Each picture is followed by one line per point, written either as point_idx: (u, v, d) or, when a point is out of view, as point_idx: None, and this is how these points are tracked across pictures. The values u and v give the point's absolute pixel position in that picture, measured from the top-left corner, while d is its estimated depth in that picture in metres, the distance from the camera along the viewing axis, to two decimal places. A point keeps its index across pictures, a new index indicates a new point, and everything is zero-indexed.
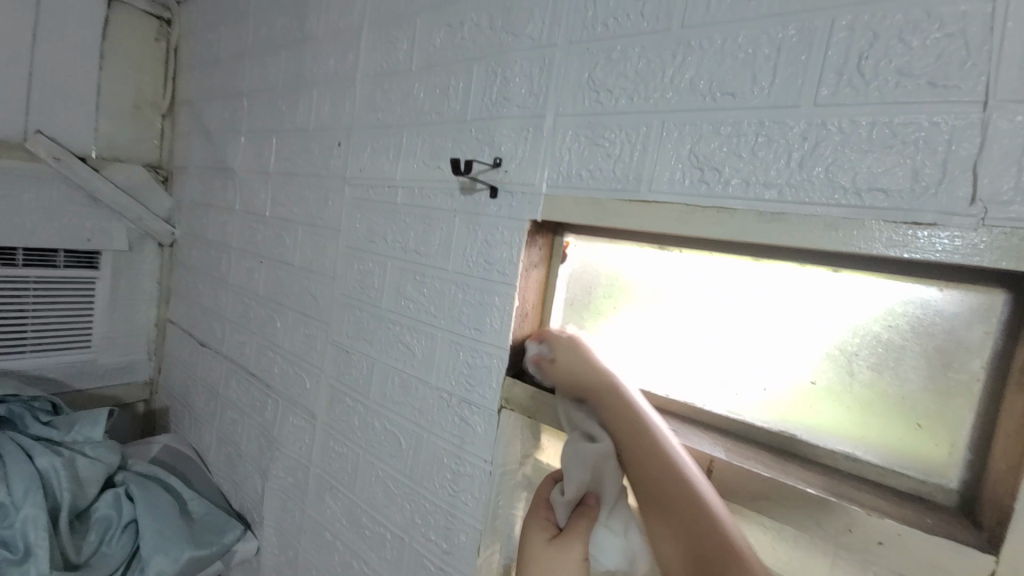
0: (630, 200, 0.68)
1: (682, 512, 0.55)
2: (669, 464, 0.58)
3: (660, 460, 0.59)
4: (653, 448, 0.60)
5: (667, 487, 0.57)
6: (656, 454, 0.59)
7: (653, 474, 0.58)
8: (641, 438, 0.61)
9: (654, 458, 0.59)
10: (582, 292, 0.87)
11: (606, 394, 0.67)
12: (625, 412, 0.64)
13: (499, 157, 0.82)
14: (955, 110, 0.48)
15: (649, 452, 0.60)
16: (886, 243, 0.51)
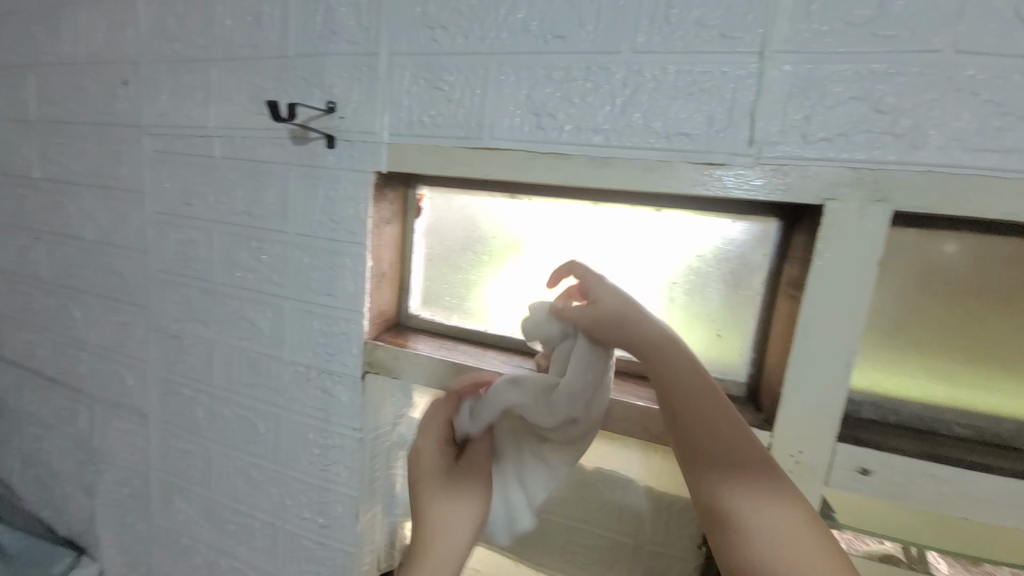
0: (474, 147, 0.67)
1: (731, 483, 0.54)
2: (733, 423, 0.56)
3: (698, 419, 0.57)
4: (713, 409, 0.57)
5: (716, 445, 0.55)
6: (708, 414, 0.57)
7: (716, 434, 0.56)
8: (682, 392, 0.58)
9: (713, 418, 0.56)
10: (441, 247, 0.86)
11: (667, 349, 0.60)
12: (661, 369, 0.59)
13: (331, 100, 0.73)
14: (738, 61, 0.54)
15: (716, 408, 0.57)
16: (691, 182, 0.58)
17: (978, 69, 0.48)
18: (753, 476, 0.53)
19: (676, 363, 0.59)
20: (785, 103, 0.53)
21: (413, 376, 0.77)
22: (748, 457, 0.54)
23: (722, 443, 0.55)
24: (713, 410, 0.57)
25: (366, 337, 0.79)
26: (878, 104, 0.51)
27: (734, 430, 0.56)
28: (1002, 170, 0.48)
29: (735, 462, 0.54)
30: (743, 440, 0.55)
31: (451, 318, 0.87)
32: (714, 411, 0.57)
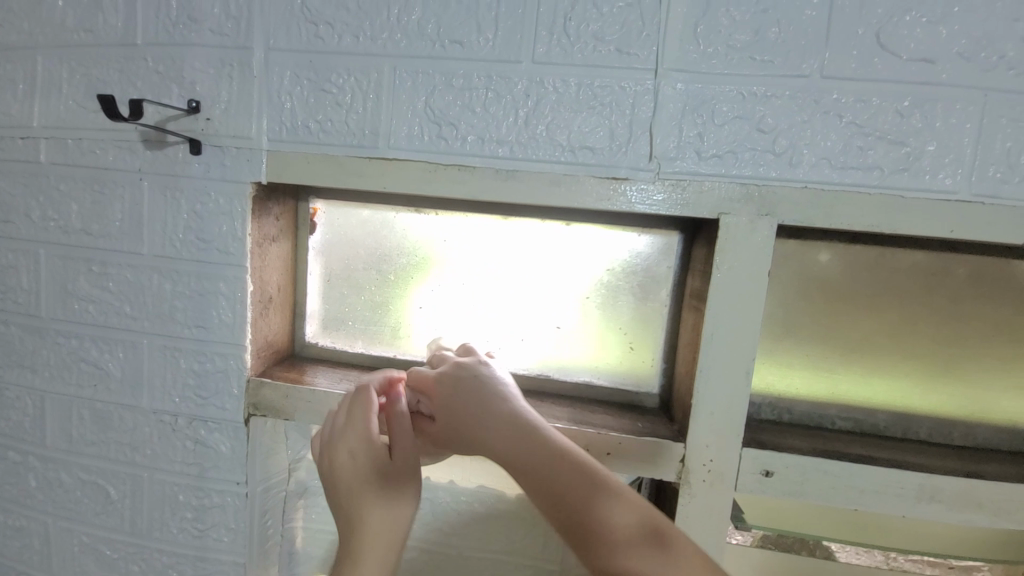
0: (369, 156, 0.60)
1: (566, 514, 0.43)
2: (533, 453, 0.46)
3: (514, 466, 0.46)
4: (521, 452, 0.46)
5: (537, 490, 0.44)
6: (516, 459, 0.46)
7: (529, 481, 0.45)
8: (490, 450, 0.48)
9: (518, 464, 0.46)
10: (340, 267, 0.77)
11: (467, 403, 0.51)
12: (472, 429, 0.50)
13: (195, 99, 0.62)
14: (636, 77, 0.54)
15: (517, 450, 0.47)
16: (597, 196, 0.57)
17: (840, 94, 0.52)
18: (578, 497, 0.43)
19: (483, 417, 0.50)
20: (681, 119, 0.54)
21: (308, 415, 0.68)
22: (565, 484, 0.44)
23: (540, 484, 0.44)
24: (520, 442, 0.47)
25: (250, 374, 0.68)
26: (762, 123, 0.53)
27: (536, 458, 0.46)
28: (862, 186, 0.53)
29: (558, 496, 0.43)
30: (551, 460, 0.45)
31: (355, 344, 0.79)
32: (521, 450, 0.46)
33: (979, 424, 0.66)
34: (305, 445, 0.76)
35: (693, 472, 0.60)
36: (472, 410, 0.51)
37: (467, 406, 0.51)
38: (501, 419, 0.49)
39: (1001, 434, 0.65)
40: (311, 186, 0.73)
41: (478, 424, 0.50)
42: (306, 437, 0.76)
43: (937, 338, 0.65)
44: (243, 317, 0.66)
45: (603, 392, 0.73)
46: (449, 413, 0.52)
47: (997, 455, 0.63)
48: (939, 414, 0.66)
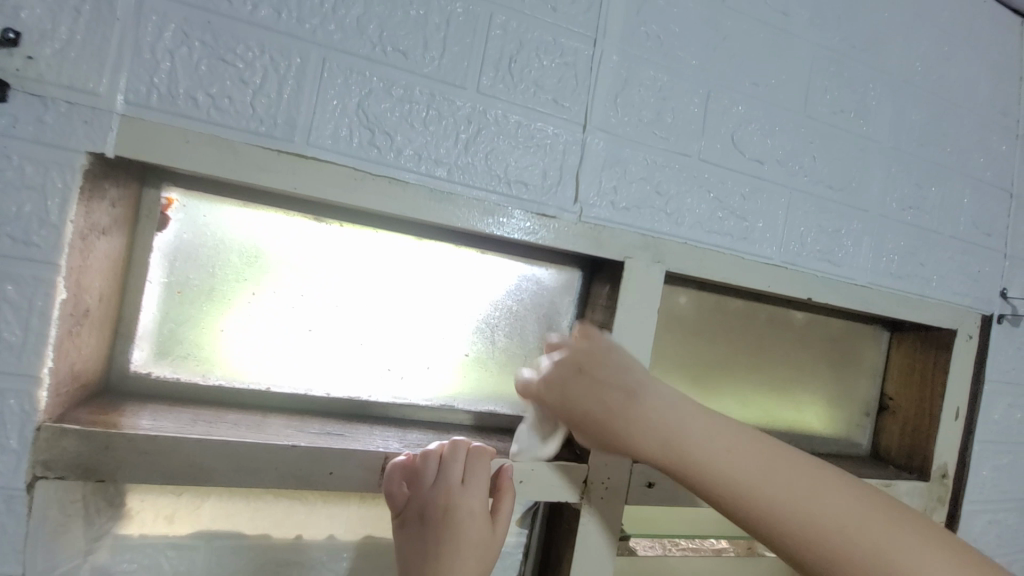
0: (277, 150, 0.51)
1: (817, 528, 0.45)
2: (764, 460, 0.48)
3: (743, 488, 0.47)
4: (736, 477, 0.47)
5: (775, 510, 0.46)
6: (742, 481, 0.47)
7: (767, 501, 0.46)
8: (700, 470, 0.48)
9: (749, 485, 0.47)
10: (198, 275, 0.61)
11: (664, 420, 0.50)
12: (672, 453, 0.49)
13: (17, 28, 0.44)
14: (567, 127, 0.60)
15: (739, 473, 0.47)
16: (527, 229, 0.59)
17: (709, 175, 0.67)
18: (785, 491, 0.46)
19: (687, 437, 0.49)
20: (601, 172, 0.62)
21: (135, 474, 0.49)
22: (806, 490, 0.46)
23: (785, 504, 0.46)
24: (741, 462, 0.48)
25: (42, 421, 0.47)
26: (658, 187, 0.65)
27: (779, 470, 0.48)
28: (720, 247, 0.68)
29: (802, 512, 0.45)
30: (788, 461, 0.48)
31: (209, 375, 0.62)
32: (741, 470, 0.48)
33: (771, 431, 0.88)
34: (112, 513, 0.56)
35: (593, 491, 0.65)
36: (658, 436, 0.50)
37: (680, 415, 0.50)
38: (692, 423, 0.50)
39: (783, 438, 0.89)
40: (166, 170, 0.57)
41: (675, 448, 0.49)
42: (115, 501, 0.57)
43: (747, 366, 0.87)
44: (40, 336, 0.47)
45: (505, 421, 0.73)
46: (648, 440, 0.50)
47: None
48: (749, 425, 0.87)
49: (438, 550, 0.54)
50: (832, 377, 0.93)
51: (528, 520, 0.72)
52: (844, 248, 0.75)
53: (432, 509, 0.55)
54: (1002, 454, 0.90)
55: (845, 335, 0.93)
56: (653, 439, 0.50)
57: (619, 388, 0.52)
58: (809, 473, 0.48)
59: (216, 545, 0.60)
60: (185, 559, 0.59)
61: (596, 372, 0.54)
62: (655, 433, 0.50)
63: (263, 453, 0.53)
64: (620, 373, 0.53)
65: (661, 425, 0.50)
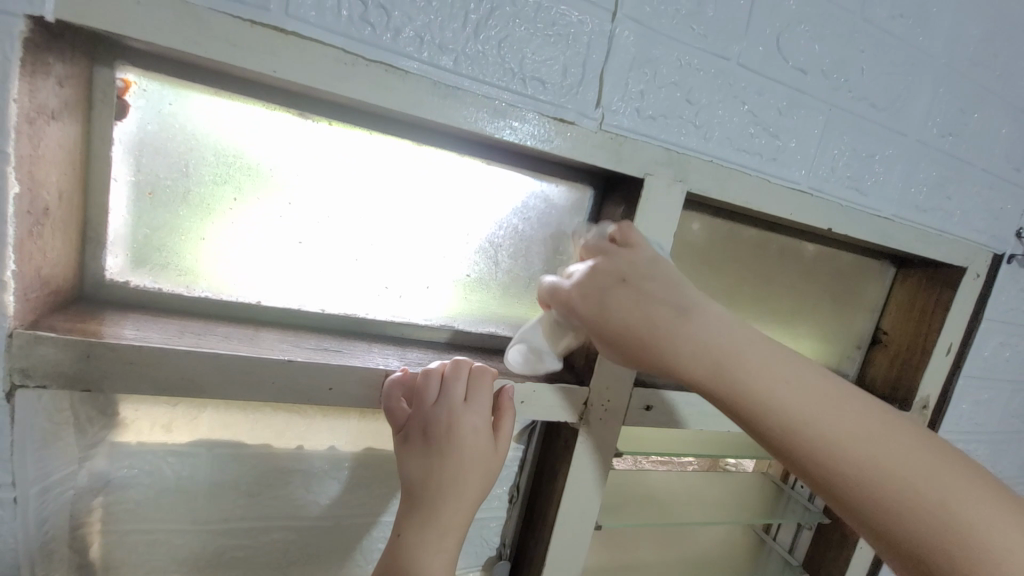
0: (251, 22, 0.43)
1: (890, 504, 0.39)
2: (844, 418, 0.42)
3: (827, 440, 0.41)
4: (822, 422, 0.42)
5: (867, 473, 0.40)
6: (826, 419, 0.42)
7: (869, 455, 0.40)
8: (775, 395, 0.42)
9: (840, 429, 0.41)
10: (171, 176, 0.55)
11: (738, 363, 0.44)
12: (741, 375, 0.43)
13: None
14: (594, 13, 0.51)
15: (823, 417, 0.42)
16: (541, 137, 0.53)
17: (746, 84, 0.60)
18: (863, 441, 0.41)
19: (754, 359, 0.44)
20: (628, 72, 0.54)
21: (125, 384, 0.47)
22: (909, 455, 0.40)
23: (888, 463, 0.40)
24: (817, 404, 0.42)
25: (13, 326, 0.44)
26: (689, 94, 0.58)
27: (875, 436, 0.41)
28: (747, 168, 0.63)
29: (904, 473, 0.39)
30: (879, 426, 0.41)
31: (195, 286, 0.58)
32: (825, 409, 0.42)
33: None
34: (107, 421, 0.55)
35: (593, 413, 0.66)
36: (724, 369, 0.44)
37: (755, 363, 0.44)
38: (763, 361, 0.44)
39: None
40: (118, 44, 0.48)
41: (746, 377, 0.43)
42: (109, 410, 0.55)
43: (752, 297, 0.85)
44: None
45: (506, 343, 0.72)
46: (723, 383, 0.44)
47: None
48: None
49: (436, 465, 0.55)
50: (832, 311, 0.93)
51: (526, 437, 0.74)
52: (874, 176, 0.70)
53: (437, 427, 0.55)
54: (983, 388, 0.93)
55: (853, 268, 0.91)
56: (723, 357, 0.44)
57: (672, 304, 0.46)
58: (901, 442, 0.41)
59: (218, 454, 0.61)
60: (186, 465, 0.60)
61: (644, 286, 0.48)
62: (728, 385, 0.43)
63: (259, 367, 0.51)
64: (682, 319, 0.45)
65: (741, 388, 0.43)
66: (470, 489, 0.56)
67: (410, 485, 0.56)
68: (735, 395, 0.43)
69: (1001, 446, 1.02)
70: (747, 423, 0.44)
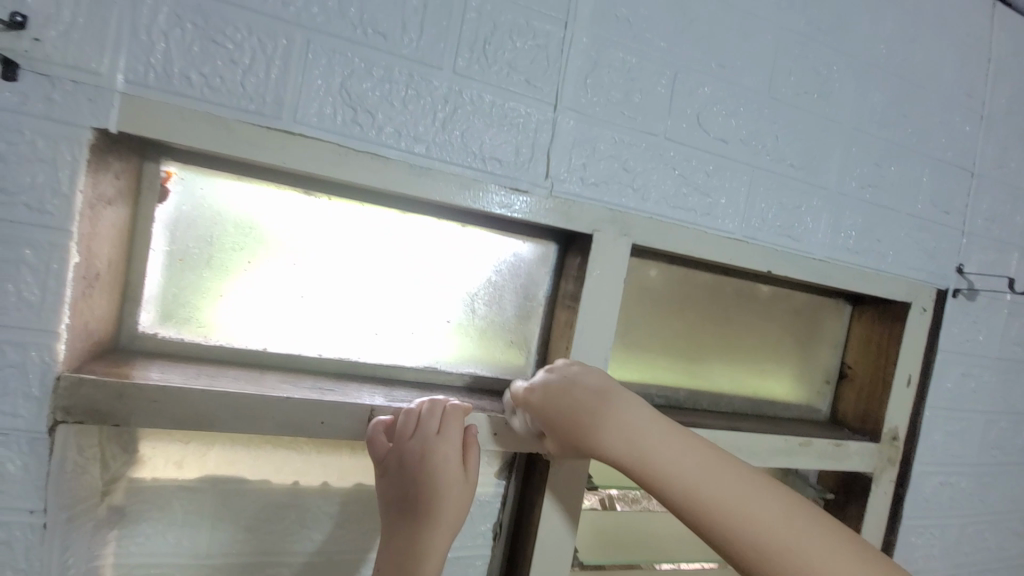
0: (267, 127, 0.56)
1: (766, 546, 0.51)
2: (734, 483, 0.54)
3: (735, 507, 0.53)
4: (714, 483, 0.55)
5: (760, 530, 0.52)
6: (710, 477, 0.55)
7: (746, 510, 0.53)
8: (689, 485, 0.55)
9: (715, 482, 0.55)
10: (198, 244, 0.66)
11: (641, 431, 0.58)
12: (686, 475, 0.55)
13: (22, 13, 0.48)
14: (539, 106, 0.64)
15: (714, 483, 0.55)
16: (501, 203, 0.64)
17: (674, 153, 0.71)
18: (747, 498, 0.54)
19: (682, 463, 0.56)
20: (571, 150, 0.66)
21: (149, 419, 0.55)
22: (766, 508, 0.53)
23: (751, 509, 0.53)
24: (720, 478, 0.55)
25: (61, 370, 0.53)
26: (626, 164, 0.69)
27: (767, 505, 0.53)
28: (684, 222, 0.73)
29: (782, 536, 0.51)
30: (731, 474, 0.55)
31: (212, 336, 0.68)
32: (736, 484, 0.54)
33: (735, 395, 0.95)
34: (127, 459, 0.63)
35: None
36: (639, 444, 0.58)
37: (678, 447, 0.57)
38: (689, 455, 0.57)
39: (746, 402, 0.95)
40: (164, 145, 0.61)
41: (677, 470, 0.56)
42: (130, 448, 0.63)
43: (715, 337, 0.92)
44: (58, 296, 0.52)
45: (484, 383, 0.79)
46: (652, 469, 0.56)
47: (745, 417, 0.92)
48: (714, 389, 0.93)
49: (416, 495, 0.62)
50: (797, 348, 0.99)
51: (506, 472, 0.78)
52: (803, 224, 0.80)
53: (414, 461, 0.61)
54: (953, 419, 0.97)
55: (810, 306, 0.98)
56: (616, 436, 0.58)
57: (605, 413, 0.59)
58: (779, 505, 0.53)
59: (223, 489, 0.67)
60: (194, 500, 0.66)
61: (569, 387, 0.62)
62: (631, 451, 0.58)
63: (261, 404, 0.59)
64: (614, 415, 0.59)
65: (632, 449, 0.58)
66: (446, 515, 0.62)
67: (394, 516, 0.63)
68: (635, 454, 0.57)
69: (986, 480, 1.03)
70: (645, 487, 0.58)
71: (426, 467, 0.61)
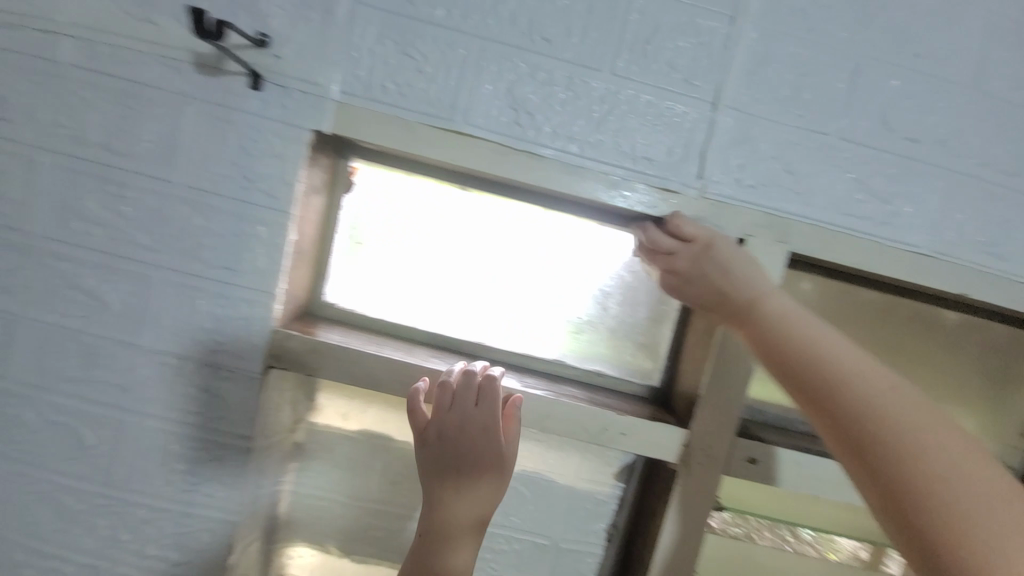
0: (444, 129, 0.62)
1: (904, 454, 0.44)
2: (889, 387, 0.49)
3: (881, 405, 0.47)
4: (868, 378, 0.50)
5: (904, 438, 0.45)
6: (867, 376, 0.50)
7: (892, 413, 0.47)
8: (834, 365, 0.51)
9: (870, 380, 0.50)
10: (372, 230, 0.77)
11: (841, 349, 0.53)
12: (836, 360, 0.52)
13: (267, 35, 0.60)
14: (696, 105, 0.63)
15: (868, 378, 0.50)
16: (649, 203, 0.64)
17: (849, 155, 0.64)
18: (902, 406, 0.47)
19: (842, 354, 0.52)
20: (728, 150, 0.63)
21: (332, 374, 0.66)
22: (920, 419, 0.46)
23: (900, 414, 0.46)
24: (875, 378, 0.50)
25: (276, 324, 0.66)
26: (789, 166, 0.64)
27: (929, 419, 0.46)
28: (854, 232, 0.65)
29: (932, 449, 0.44)
30: (891, 382, 0.49)
31: (376, 311, 0.78)
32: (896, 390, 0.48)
33: None
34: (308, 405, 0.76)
35: (692, 455, 0.69)
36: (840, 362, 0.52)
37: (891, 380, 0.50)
38: (851, 356, 0.52)
39: None
40: (354, 144, 0.72)
41: (831, 356, 0.52)
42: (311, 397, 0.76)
43: None
44: (277, 265, 0.64)
45: (609, 383, 0.79)
46: (802, 343, 0.54)
47: None
48: None
49: (469, 458, 0.62)
50: (989, 391, 0.82)
51: (625, 475, 0.79)
52: (1016, 242, 0.66)
53: (479, 431, 0.62)
54: None
55: (1013, 341, 0.81)
56: (766, 313, 0.57)
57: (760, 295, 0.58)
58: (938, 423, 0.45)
59: (375, 443, 0.77)
60: (353, 448, 0.77)
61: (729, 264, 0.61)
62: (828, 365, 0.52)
63: (417, 373, 0.66)
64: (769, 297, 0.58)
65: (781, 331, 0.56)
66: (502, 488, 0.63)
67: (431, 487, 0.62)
68: (819, 350, 0.53)
69: None
70: (818, 407, 0.51)
71: (493, 438, 0.62)
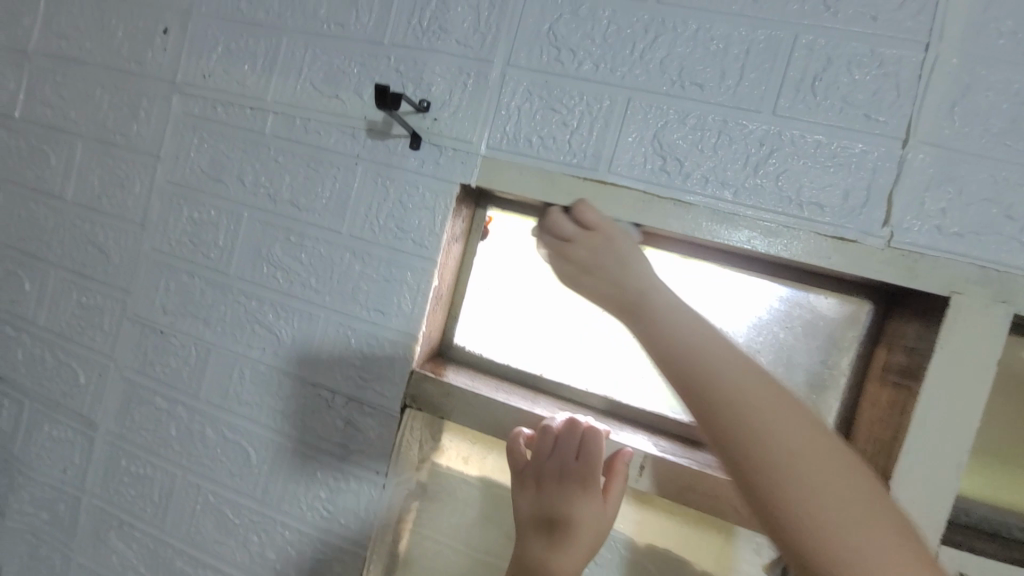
0: (586, 178, 0.62)
1: None
2: (853, 510, 0.35)
3: (841, 527, 0.35)
4: (823, 483, 0.36)
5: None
6: (831, 476, 0.36)
7: (852, 541, 0.34)
8: (775, 448, 0.37)
9: (820, 488, 0.36)
10: (502, 276, 0.78)
11: (768, 409, 0.38)
12: (775, 442, 0.37)
13: (428, 100, 0.66)
14: (880, 144, 0.55)
15: (811, 481, 0.36)
16: (819, 254, 0.56)
17: None
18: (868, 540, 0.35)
19: (795, 438, 0.37)
20: (923, 192, 0.54)
21: (463, 419, 0.66)
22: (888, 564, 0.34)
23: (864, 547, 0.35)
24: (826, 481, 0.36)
25: (414, 365, 0.69)
26: (1012, 210, 0.52)
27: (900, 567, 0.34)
28: None
29: None
30: (853, 500, 0.35)
31: (502, 356, 0.78)
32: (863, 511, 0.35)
33: None
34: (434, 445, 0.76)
35: None
36: (795, 465, 0.36)
37: (834, 462, 0.37)
38: (807, 443, 0.37)
39: None
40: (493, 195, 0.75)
41: (779, 435, 0.37)
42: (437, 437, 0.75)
43: None
44: (421, 309, 0.68)
45: None
46: (738, 409, 0.38)
47: None
48: None
49: (567, 507, 0.58)
50: None
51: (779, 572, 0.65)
52: None
53: (576, 470, 0.59)
54: None
55: None
56: (684, 353, 0.40)
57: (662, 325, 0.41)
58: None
59: (496, 492, 0.75)
60: (473, 496, 0.76)
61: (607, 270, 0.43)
62: (755, 446, 0.37)
63: None
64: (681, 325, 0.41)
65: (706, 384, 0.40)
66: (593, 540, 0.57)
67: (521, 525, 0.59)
68: (755, 423, 0.37)
69: None
70: (740, 480, 0.38)
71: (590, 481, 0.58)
